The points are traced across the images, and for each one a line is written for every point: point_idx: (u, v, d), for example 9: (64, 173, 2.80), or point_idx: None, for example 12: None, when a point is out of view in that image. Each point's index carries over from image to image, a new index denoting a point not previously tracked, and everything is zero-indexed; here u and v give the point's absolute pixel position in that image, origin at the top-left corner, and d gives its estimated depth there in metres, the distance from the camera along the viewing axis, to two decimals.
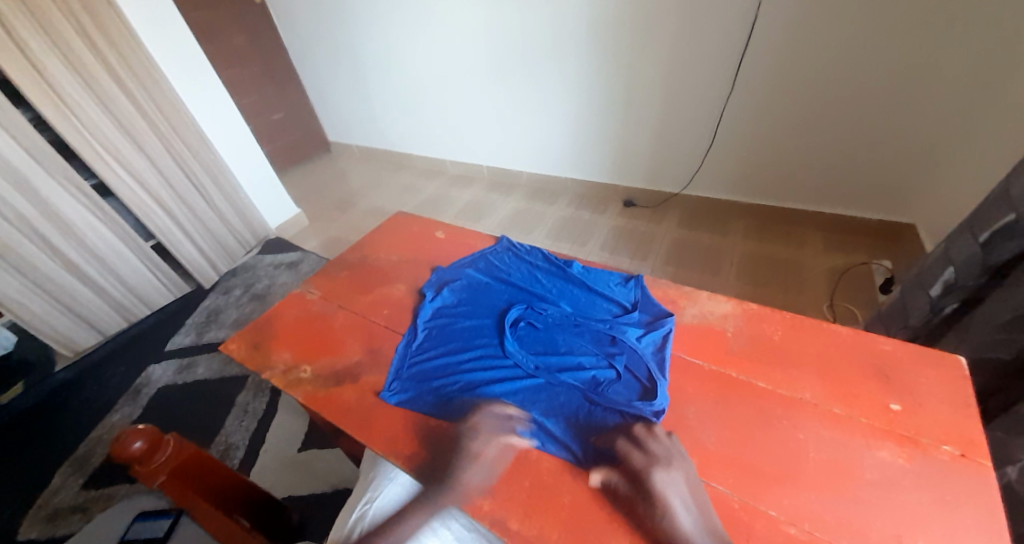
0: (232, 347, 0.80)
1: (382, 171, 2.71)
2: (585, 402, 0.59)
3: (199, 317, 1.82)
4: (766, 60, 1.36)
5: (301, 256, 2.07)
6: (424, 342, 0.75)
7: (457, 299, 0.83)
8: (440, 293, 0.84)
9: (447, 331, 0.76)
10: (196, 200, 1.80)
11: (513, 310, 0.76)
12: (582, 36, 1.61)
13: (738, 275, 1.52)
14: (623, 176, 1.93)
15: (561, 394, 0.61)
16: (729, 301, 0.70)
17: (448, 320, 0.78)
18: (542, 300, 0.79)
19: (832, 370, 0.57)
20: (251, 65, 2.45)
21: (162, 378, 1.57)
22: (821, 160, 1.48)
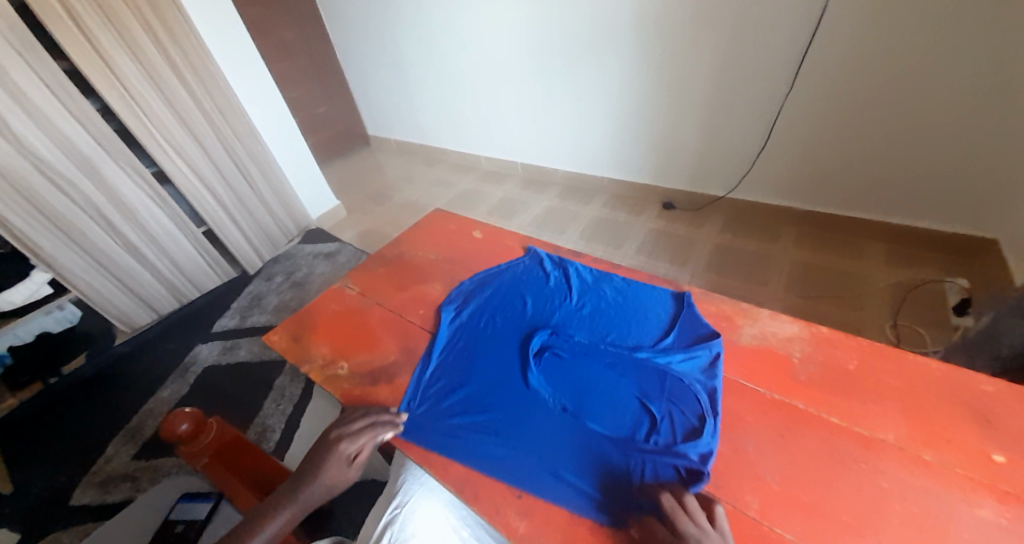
0: (273, 338, 0.81)
1: (418, 165, 2.74)
2: (619, 453, 0.52)
3: (243, 301, 1.90)
4: (832, 57, 1.25)
5: (338, 247, 2.11)
6: (440, 370, 0.69)
7: (477, 320, 0.77)
8: (458, 314, 0.78)
9: (466, 355, 0.71)
10: (244, 189, 1.87)
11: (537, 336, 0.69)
12: (628, 29, 1.54)
13: (789, 286, 1.41)
14: (664, 177, 1.85)
15: (591, 442, 0.54)
16: (795, 323, 0.64)
17: (465, 345, 0.72)
18: (569, 324, 0.72)
19: (918, 409, 0.51)
20: (298, 59, 2.52)
21: (208, 358, 1.65)
22: (890, 167, 1.35)
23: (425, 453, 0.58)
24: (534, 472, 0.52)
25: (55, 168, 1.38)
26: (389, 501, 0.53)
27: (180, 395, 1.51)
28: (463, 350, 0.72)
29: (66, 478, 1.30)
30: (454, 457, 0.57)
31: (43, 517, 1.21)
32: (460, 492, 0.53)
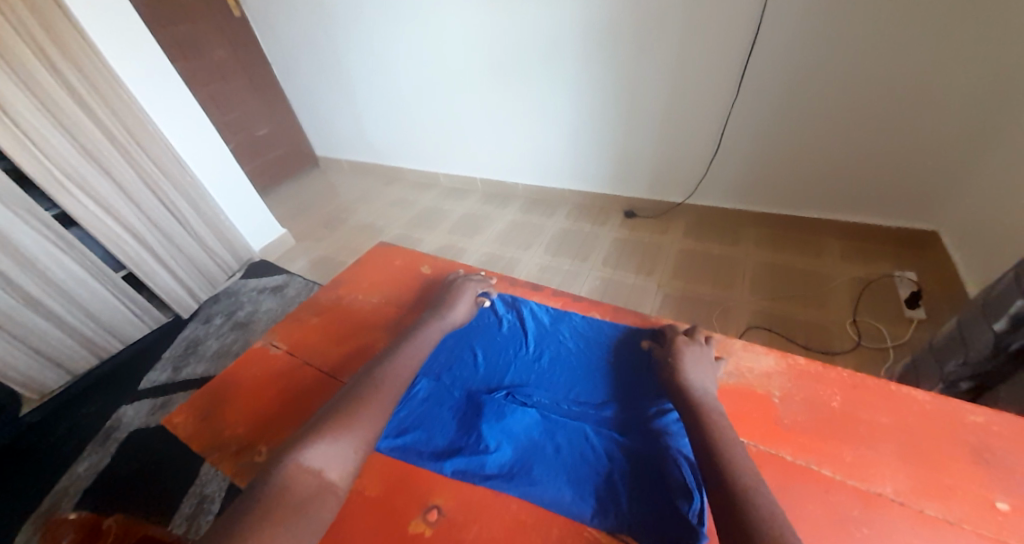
0: (176, 421, 0.67)
1: (372, 185, 2.60)
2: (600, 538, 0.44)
3: (176, 350, 1.69)
4: (774, 64, 1.26)
5: (287, 279, 1.94)
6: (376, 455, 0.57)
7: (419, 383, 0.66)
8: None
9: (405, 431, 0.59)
10: (171, 225, 1.68)
11: (491, 400, 0.61)
12: (579, 40, 1.50)
13: (753, 288, 1.41)
14: (624, 185, 1.82)
15: (568, 531, 0.45)
16: (769, 354, 0.59)
17: (406, 420, 0.61)
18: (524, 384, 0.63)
19: (911, 451, 0.46)
20: (231, 80, 2.34)
21: (134, 420, 1.42)
22: (837, 168, 1.38)
23: None
24: None
25: None
26: None
27: (99, 470, 1.28)
28: (400, 425, 0.60)
29: None
30: None
31: None
32: None
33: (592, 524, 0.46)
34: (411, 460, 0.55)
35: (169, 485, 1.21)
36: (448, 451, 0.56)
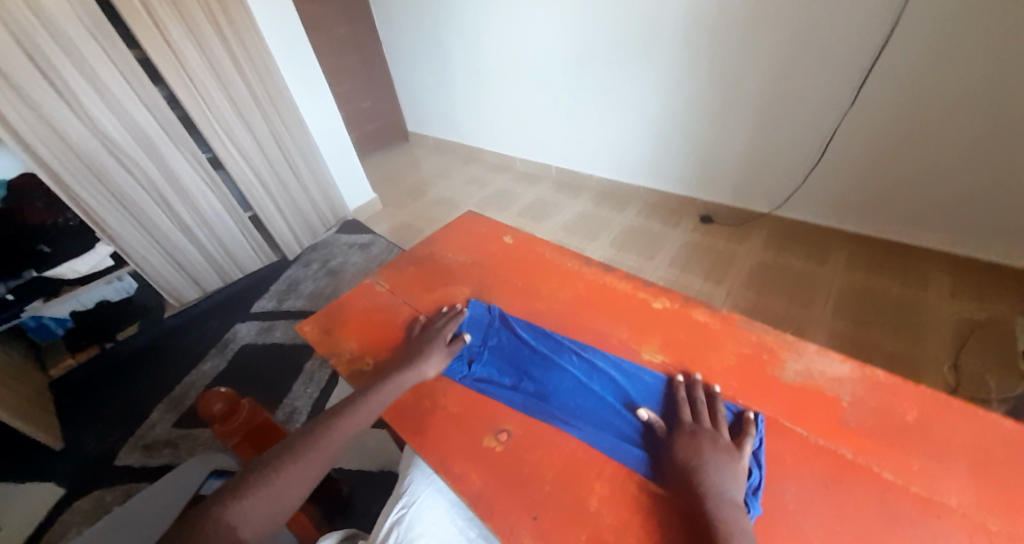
0: (305, 329, 0.84)
1: (455, 163, 2.76)
2: (651, 486, 0.50)
3: (281, 285, 1.98)
4: (901, 73, 1.15)
5: (373, 239, 2.16)
6: (461, 380, 0.68)
7: (497, 333, 0.76)
8: (474, 329, 0.77)
9: (480, 368, 0.69)
10: (289, 178, 1.94)
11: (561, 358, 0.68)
12: (680, 34, 1.47)
13: (836, 313, 1.32)
14: (705, 188, 1.77)
15: (620, 474, 0.52)
16: (844, 362, 0.60)
17: (487, 359, 0.71)
18: (591, 349, 0.69)
19: (987, 474, 0.46)
20: (347, 54, 2.61)
21: (245, 336, 1.71)
22: (963, 195, 1.23)
23: (442, 461, 0.56)
24: (561, 501, 0.50)
25: (123, 150, 1.48)
26: (397, 501, 0.59)
27: (219, 371, 1.57)
28: (477, 364, 0.70)
29: (112, 440, 1.39)
30: (471, 469, 0.55)
31: (90, 474, 1.30)
32: (474, 508, 0.51)
33: (643, 472, 0.51)
34: (488, 393, 0.65)
35: (271, 391, 1.45)
36: (517, 390, 0.65)
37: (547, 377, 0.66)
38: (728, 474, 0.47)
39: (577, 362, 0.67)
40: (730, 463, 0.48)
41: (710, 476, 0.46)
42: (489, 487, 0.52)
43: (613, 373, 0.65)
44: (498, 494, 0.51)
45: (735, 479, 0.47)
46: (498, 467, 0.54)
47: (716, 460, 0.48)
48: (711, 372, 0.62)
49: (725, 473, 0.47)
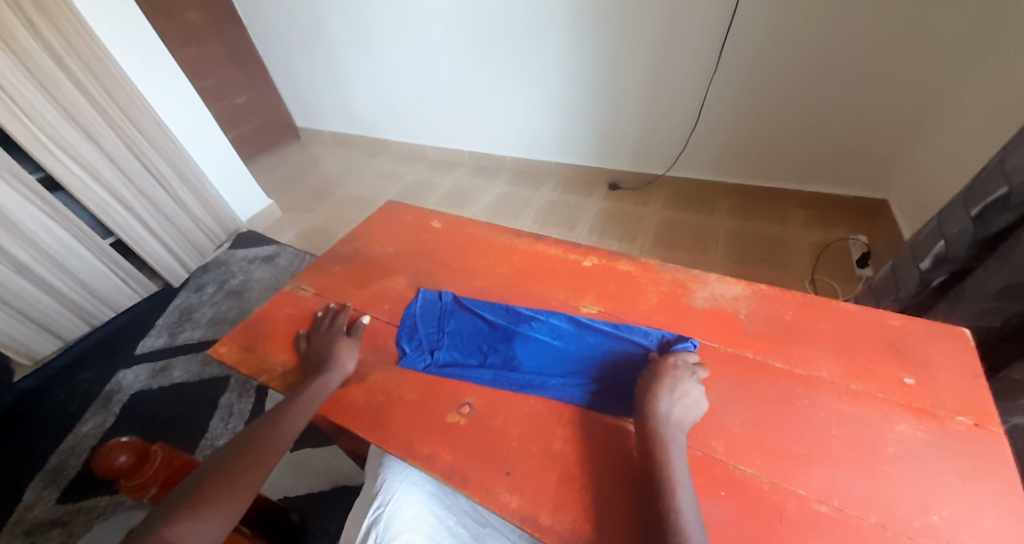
0: (221, 351, 0.76)
1: (359, 157, 2.59)
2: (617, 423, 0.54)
3: (171, 316, 1.69)
4: (749, 41, 1.35)
5: (278, 249, 1.93)
6: (427, 369, 0.66)
7: (453, 317, 0.75)
8: (426, 317, 0.75)
9: (439, 353, 0.68)
10: (156, 192, 1.64)
11: (519, 328, 0.70)
12: (567, 12, 1.54)
13: (726, 254, 1.54)
14: (608, 158, 1.90)
15: (583, 418, 0.55)
16: (739, 284, 0.71)
17: (450, 344, 0.69)
18: (541, 315, 0.72)
19: (845, 348, 0.59)
20: (207, 44, 2.27)
21: (135, 384, 1.44)
22: (805, 141, 1.50)
23: (407, 447, 0.56)
24: (528, 452, 0.53)
25: None
26: (372, 502, 0.56)
27: (105, 428, 1.31)
28: (437, 349, 0.68)
29: None
30: (437, 447, 0.55)
31: None
32: (447, 481, 0.51)
33: (603, 413, 0.55)
34: (455, 375, 0.64)
35: (180, 437, 1.25)
36: (478, 369, 0.64)
37: (506, 347, 0.67)
38: (685, 398, 0.52)
39: (533, 328, 0.69)
40: (689, 388, 0.53)
41: (670, 401, 0.50)
42: (458, 459, 0.53)
43: (563, 336, 0.67)
44: (468, 462, 0.53)
45: (690, 402, 0.51)
46: (465, 439, 0.56)
47: (679, 383, 0.53)
48: (640, 313, 0.70)
49: (683, 394, 0.52)
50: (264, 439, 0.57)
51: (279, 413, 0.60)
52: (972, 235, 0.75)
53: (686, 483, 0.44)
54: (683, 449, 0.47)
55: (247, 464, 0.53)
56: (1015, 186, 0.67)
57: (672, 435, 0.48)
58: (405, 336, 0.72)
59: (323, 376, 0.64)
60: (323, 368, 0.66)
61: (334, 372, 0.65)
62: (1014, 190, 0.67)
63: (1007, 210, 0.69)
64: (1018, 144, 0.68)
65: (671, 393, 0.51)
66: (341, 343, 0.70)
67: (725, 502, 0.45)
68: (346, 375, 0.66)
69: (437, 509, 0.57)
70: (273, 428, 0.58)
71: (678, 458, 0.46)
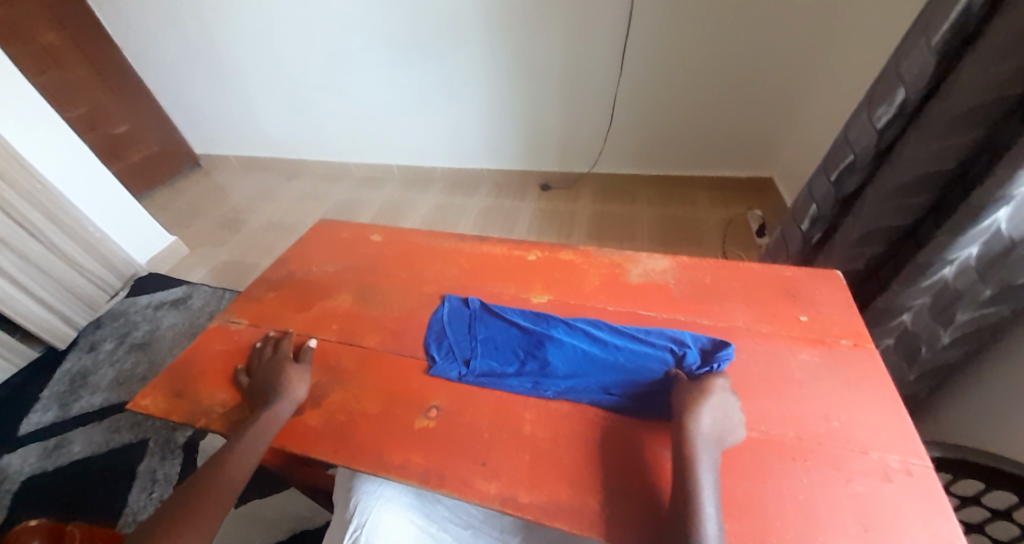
0: (145, 403, 0.68)
1: (274, 181, 2.42)
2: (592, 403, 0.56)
3: (60, 384, 1.43)
4: (644, 45, 1.52)
5: (189, 290, 1.73)
6: (466, 376, 0.63)
7: (474, 323, 0.72)
8: (455, 324, 0.73)
9: (454, 367, 0.65)
10: (25, 241, 1.38)
11: (515, 327, 0.70)
12: (479, 21, 1.60)
13: (650, 239, 1.68)
14: (535, 160, 1.99)
15: (553, 400, 0.58)
16: (665, 258, 0.80)
17: (483, 351, 0.67)
18: (518, 313, 0.73)
19: (754, 300, 0.69)
20: (72, 67, 1.98)
21: (22, 469, 1.20)
22: (702, 131, 1.70)
23: (377, 458, 0.55)
24: (499, 439, 0.55)
25: None
26: (346, 527, 0.52)
27: None
28: (472, 359, 0.65)
29: None
30: (409, 453, 0.55)
31: None
32: (424, 484, 0.51)
33: (575, 395, 0.58)
34: (421, 382, 0.64)
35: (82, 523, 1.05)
36: (482, 375, 0.63)
37: (500, 350, 0.67)
38: (722, 415, 0.48)
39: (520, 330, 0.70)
40: (726, 405, 0.49)
41: (706, 416, 0.46)
42: (430, 461, 0.54)
43: (528, 330, 0.69)
44: (441, 461, 0.53)
45: (727, 419, 0.48)
46: (435, 440, 0.56)
47: (712, 399, 0.49)
48: (585, 295, 0.75)
49: (714, 411, 0.47)
50: (212, 484, 0.51)
51: (228, 452, 0.55)
52: (834, 196, 0.92)
53: (712, 500, 0.40)
54: (713, 466, 0.43)
55: (197, 512, 0.48)
56: (859, 153, 0.84)
57: (704, 454, 0.43)
58: (434, 344, 0.70)
59: (272, 405, 0.60)
60: (271, 398, 0.61)
61: (284, 400, 0.61)
62: (858, 156, 0.84)
63: (856, 173, 0.86)
64: (855, 120, 0.86)
65: (700, 410, 0.47)
66: (289, 369, 0.66)
67: None
68: (298, 401, 0.63)
69: (415, 518, 0.57)
70: (220, 469, 0.53)
71: (707, 476, 0.41)
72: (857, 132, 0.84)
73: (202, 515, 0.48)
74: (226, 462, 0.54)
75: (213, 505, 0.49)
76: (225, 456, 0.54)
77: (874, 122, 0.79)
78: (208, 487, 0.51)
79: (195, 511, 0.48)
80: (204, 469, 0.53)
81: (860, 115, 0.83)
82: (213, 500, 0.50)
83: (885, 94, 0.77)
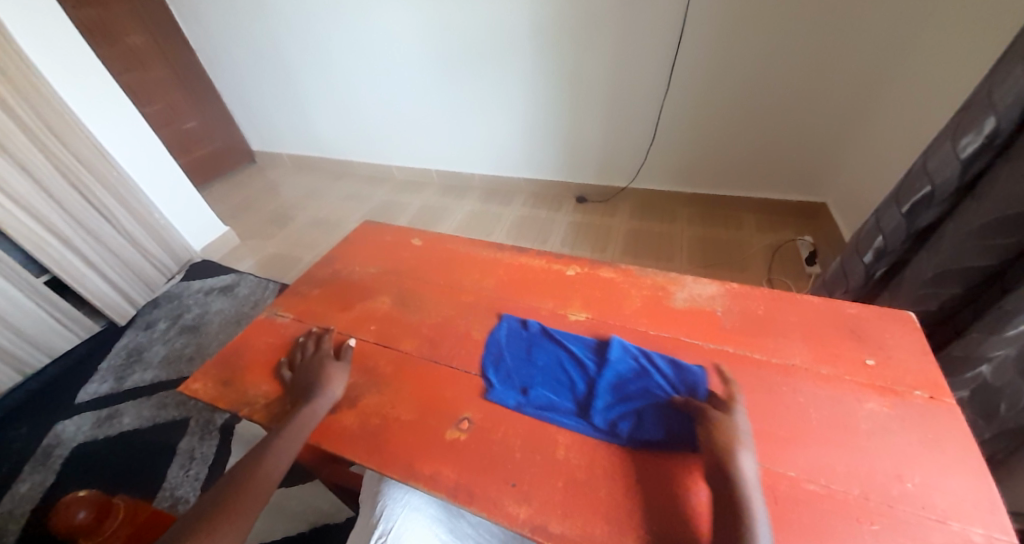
0: (195, 387, 0.72)
1: (321, 180, 2.53)
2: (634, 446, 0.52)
3: (117, 359, 1.54)
4: (697, 62, 1.48)
5: (237, 279, 1.83)
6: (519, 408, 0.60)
7: (536, 350, 0.69)
8: (513, 348, 0.70)
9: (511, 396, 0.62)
10: (98, 224, 1.51)
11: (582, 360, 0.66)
12: (528, 35, 1.62)
13: (691, 259, 1.63)
14: (574, 172, 1.97)
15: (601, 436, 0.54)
16: (713, 284, 0.76)
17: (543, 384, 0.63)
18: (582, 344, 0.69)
19: (813, 337, 0.64)
20: (152, 67, 2.17)
21: (77, 436, 1.29)
22: (753, 151, 1.63)
23: (407, 468, 0.54)
24: (532, 461, 0.53)
25: None
26: (372, 532, 0.53)
27: (47, 488, 1.16)
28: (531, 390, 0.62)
29: None
30: (439, 465, 0.54)
31: None
32: (453, 500, 0.50)
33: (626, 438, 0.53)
34: (455, 394, 0.63)
35: (125, 491, 1.11)
36: (540, 409, 0.59)
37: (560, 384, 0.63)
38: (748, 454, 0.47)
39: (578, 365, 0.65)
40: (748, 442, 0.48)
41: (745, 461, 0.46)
42: (461, 476, 0.53)
43: (593, 367, 0.65)
44: (472, 478, 0.52)
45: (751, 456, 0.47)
46: (467, 454, 0.55)
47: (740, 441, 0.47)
48: (625, 316, 0.73)
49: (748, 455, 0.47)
50: (249, 477, 0.53)
51: (265, 445, 0.56)
52: (905, 229, 0.85)
53: None
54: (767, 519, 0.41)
55: (234, 505, 0.49)
56: (938, 184, 0.77)
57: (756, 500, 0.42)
58: (491, 367, 0.67)
59: (311, 402, 0.61)
60: (311, 395, 0.63)
61: (322, 398, 0.62)
62: (937, 188, 0.77)
63: (934, 205, 0.79)
64: (936, 149, 0.79)
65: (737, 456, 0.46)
66: (330, 367, 0.67)
67: None
68: (335, 400, 0.64)
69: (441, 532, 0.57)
70: (257, 463, 0.54)
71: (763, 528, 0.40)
72: (937, 161, 0.77)
73: (239, 507, 0.50)
74: (263, 456, 0.55)
75: (251, 499, 0.51)
76: (261, 451, 0.56)
77: (957, 152, 0.72)
78: (245, 479, 0.52)
79: (234, 502, 0.50)
80: (243, 461, 0.55)
81: (942, 144, 0.77)
82: (251, 493, 0.51)
83: (972, 123, 0.70)
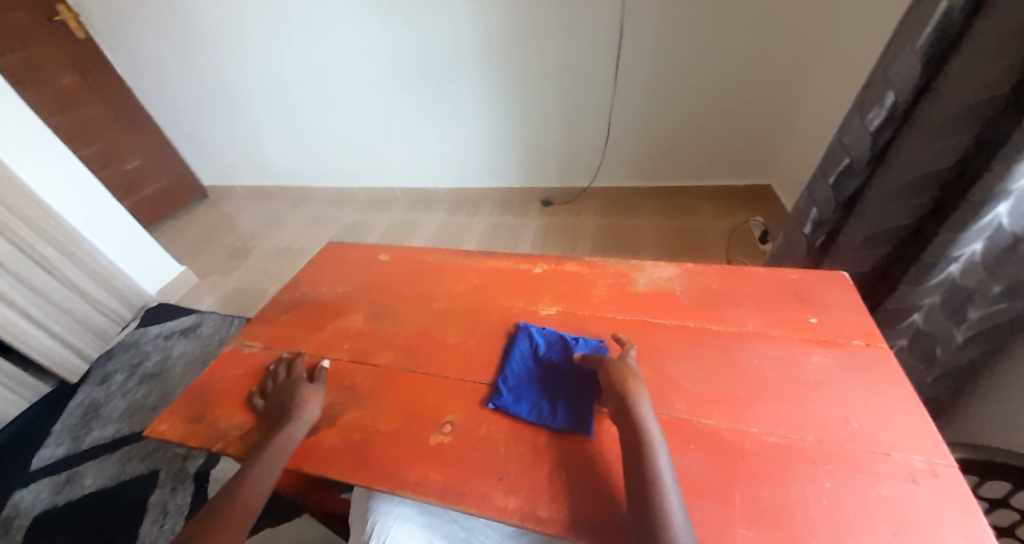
0: (163, 429, 0.69)
1: (281, 208, 2.46)
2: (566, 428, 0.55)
3: (72, 418, 1.44)
4: (638, 62, 1.57)
5: (199, 318, 1.75)
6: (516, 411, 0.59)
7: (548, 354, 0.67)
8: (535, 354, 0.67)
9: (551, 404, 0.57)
10: (39, 277, 1.42)
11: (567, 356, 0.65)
12: (476, 48, 1.66)
13: (655, 250, 1.69)
14: (537, 177, 2.01)
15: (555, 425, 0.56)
16: (671, 266, 0.81)
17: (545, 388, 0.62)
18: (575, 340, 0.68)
19: (763, 304, 0.69)
20: (87, 107, 2.07)
21: (34, 505, 1.19)
22: (700, 142, 1.73)
23: (394, 477, 0.55)
24: (515, 452, 0.55)
25: None
26: None
27: None
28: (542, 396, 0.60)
29: None
30: (426, 470, 0.55)
31: None
32: (442, 500, 0.51)
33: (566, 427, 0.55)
34: (436, 399, 0.64)
35: None
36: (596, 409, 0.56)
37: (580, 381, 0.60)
38: None
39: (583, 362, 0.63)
40: None
41: None
42: (448, 477, 0.53)
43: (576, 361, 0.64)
44: (459, 478, 0.53)
45: None
46: (452, 455, 0.56)
47: None
48: (594, 306, 0.76)
49: None
50: (229, 508, 0.51)
51: (243, 474, 0.55)
52: (835, 199, 0.93)
53: None
54: None
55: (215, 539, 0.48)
56: (855, 155, 0.85)
57: None
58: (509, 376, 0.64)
59: (288, 426, 0.60)
60: (287, 419, 0.62)
61: (299, 420, 0.62)
62: (856, 159, 0.85)
63: (855, 174, 0.87)
64: (849, 123, 0.87)
65: None
66: (304, 389, 0.67)
67: (696, 452, 0.50)
68: (313, 421, 0.63)
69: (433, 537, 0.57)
70: (237, 493, 0.53)
71: None
72: (853, 135, 0.85)
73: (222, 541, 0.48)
74: (242, 486, 0.54)
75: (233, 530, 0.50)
76: (240, 481, 0.54)
77: (868, 125, 0.81)
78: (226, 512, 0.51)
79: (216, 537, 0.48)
80: (221, 494, 0.53)
81: (854, 119, 0.85)
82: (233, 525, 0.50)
83: (876, 98, 0.79)
